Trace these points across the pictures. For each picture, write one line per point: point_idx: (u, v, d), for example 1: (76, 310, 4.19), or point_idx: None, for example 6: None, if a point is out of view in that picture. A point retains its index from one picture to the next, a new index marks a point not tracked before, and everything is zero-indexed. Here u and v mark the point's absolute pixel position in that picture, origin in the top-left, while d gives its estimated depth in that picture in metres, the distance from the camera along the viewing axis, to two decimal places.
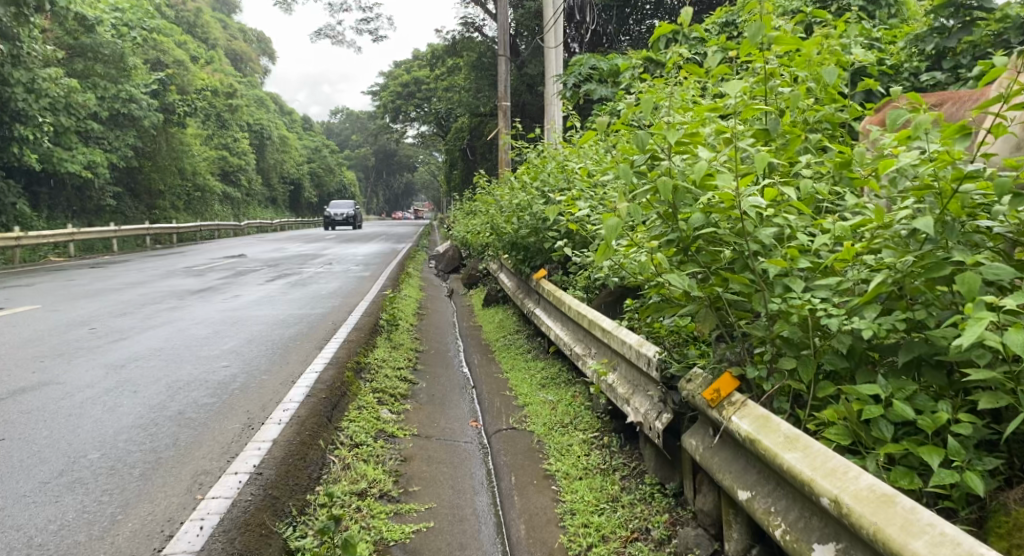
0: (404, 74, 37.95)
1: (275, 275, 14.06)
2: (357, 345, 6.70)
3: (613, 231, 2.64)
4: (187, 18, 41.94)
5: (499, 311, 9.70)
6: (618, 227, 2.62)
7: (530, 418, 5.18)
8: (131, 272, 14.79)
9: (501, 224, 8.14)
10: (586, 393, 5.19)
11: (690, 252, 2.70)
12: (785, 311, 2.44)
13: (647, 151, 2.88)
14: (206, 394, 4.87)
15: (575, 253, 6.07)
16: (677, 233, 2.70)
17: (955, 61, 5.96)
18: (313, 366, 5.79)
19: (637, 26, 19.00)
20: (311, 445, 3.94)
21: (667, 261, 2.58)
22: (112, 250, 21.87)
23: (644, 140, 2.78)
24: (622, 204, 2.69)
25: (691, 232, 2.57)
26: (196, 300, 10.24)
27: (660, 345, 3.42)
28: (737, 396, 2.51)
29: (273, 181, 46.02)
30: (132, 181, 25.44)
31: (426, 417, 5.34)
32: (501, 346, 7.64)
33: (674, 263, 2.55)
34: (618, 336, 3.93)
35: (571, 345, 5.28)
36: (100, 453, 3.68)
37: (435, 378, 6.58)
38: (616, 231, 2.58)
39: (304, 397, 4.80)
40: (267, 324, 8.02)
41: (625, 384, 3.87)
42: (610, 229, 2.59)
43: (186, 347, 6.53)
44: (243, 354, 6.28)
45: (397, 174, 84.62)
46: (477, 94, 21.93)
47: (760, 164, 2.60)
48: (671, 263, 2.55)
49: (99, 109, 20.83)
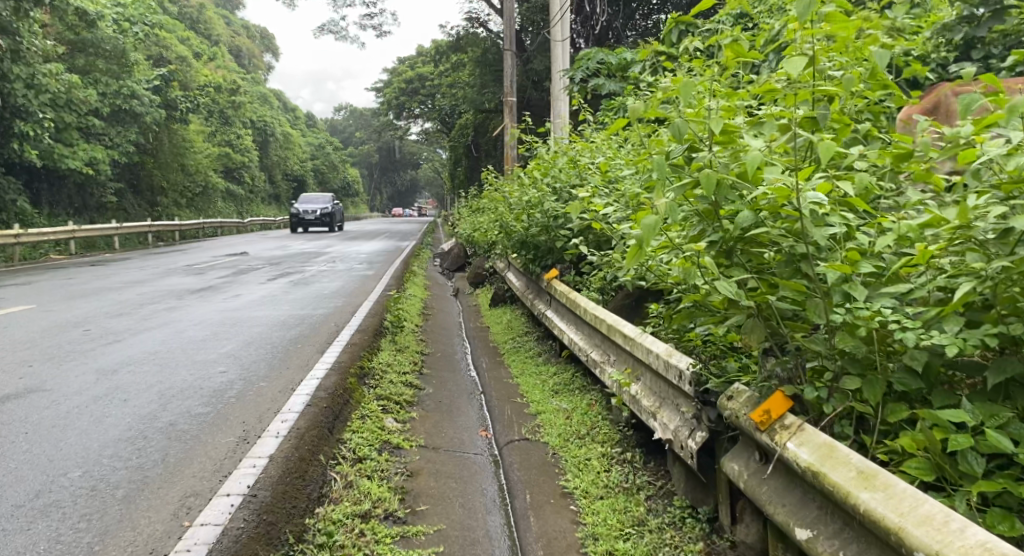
0: (407, 70, 37.59)
1: (278, 273, 13.79)
2: (361, 349, 6.42)
3: (651, 230, 2.36)
4: (190, 14, 41.67)
5: (506, 311, 9.38)
6: (657, 225, 2.34)
7: (542, 428, 4.89)
8: (133, 270, 14.52)
9: (510, 222, 7.83)
10: (604, 401, 4.89)
11: (731, 254, 2.42)
12: (850, 323, 2.20)
13: (685, 142, 2.60)
14: (199, 403, 4.58)
15: (592, 252, 5.78)
16: (718, 233, 2.42)
17: (985, 51, 5.63)
18: (314, 371, 5.50)
19: (643, 21, 18.69)
20: (310, 461, 3.66)
21: (711, 265, 2.30)
22: (114, 247, 21.62)
23: (682, 128, 2.50)
24: (659, 200, 2.41)
25: (736, 231, 2.29)
26: (195, 299, 9.93)
27: (692, 357, 3.13)
28: (790, 418, 2.22)
29: (277, 178, 45.74)
30: (134, 177, 25.15)
31: (433, 426, 5.05)
32: (510, 349, 7.34)
33: (717, 267, 2.28)
34: (642, 343, 3.65)
35: (587, 350, 5.00)
36: (82, 471, 3.40)
37: (442, 383, 6.29)
38: (655, 231, 2.31)
39: (304, 406, 4.51)
40: (267, 325, 7.72)
41: (650, 396, 3.58)
42: (648, 229, 2.31)
43: (183, 351, 6.23)
44: (241, 358, 5.99)
45: (400, 171, 84.34)
46: (482, 89, 21.62)
47: (822, 155, 2.30)
48: (716, 268, 2.27)
49: (101, 106, 20.56)
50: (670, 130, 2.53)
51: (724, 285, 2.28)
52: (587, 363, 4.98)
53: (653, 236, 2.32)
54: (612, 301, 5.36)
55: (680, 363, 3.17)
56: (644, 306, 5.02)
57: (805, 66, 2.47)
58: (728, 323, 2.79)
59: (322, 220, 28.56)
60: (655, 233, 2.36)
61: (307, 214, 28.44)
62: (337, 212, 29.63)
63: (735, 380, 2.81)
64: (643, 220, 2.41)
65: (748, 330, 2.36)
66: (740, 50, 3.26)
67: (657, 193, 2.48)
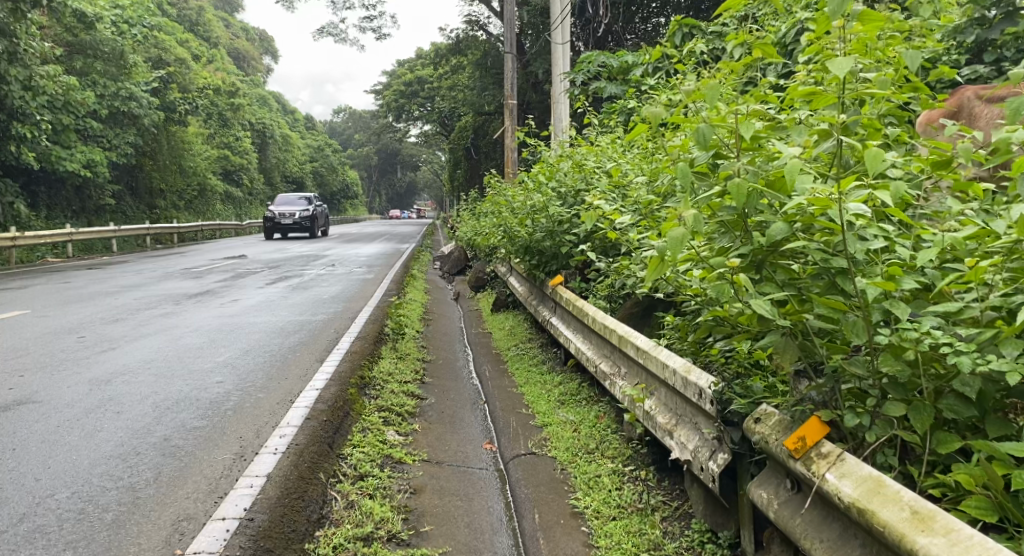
0: (406, 72, 37.47)
1: (276, 277, 13.62)
2: (362, 357, 6.25)
3: (677, 244, 2.22)
4: (189, 16, 41.54)
5: (508, 317, 9.24)
6: (684, 240, 2.21)
7: (550, 442, 4.72)
8: (130, 274, 14.34)
9: (513, 226, 7.67)
10: (613, 414, 4.74)
11: (761, 268, 2.28)
12: (896, 344, 2.08)
13: (710, 148, 2.47)
14: (195, 415, 4.41)
15: (599, 259, 5.64)
16: (747, 246, 2.28)
17: (997, 54, 5.49)
18: (314, 381, 5.33)
19: (643, 24, 18.61)
20: (311, 479, 3.51)
21: (743, 282, 2.16)
22: (112, 250, 21.43)
23: (708, 135, 2.37)
24: (685, 212, 2.27)
25: (768, 245, 2.15)
26: (191, 305, 9.75)
27: (712, 374, 2.98)
28: (827, 447, 2.09)
29: (275, 181, 45.58)
30: (132, 180, 24.98)
31: (436, 439, 4.89)
32: (513, 356, 7.18)
33: (749, 284, 2.14)
34: (658, 357, 3.49)
35: (595, 360, 4.84)
36: (70, 491, 3.25)
37: (444, 393, 6.12)
38: (681, 247, 2.17)
39: (304, 420, 4.36)
40: (266, 332, 7.56)
41: (666, 412, 3.42)
42: (673, 244, 2.17)
43: (179, 359, 6.06)
44: (239, 367, 5.83)
45: (400, 174, 84.21)
46: (482, 92, 21.50)
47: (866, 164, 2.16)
48: (747, 284, 2.13)
49: (99, 108, 20.41)
50: (695, 137, 2.40)
51: (757, 303, 2.13)
52: (595, 373, 4.82)
53: (679, 252, 2.19)
54: (621, 310, 5.21)
55: (700, 379, 3.02)
56: (654, 315, 4.87)
57: (847, 68, 2.31)
58: (755, 340, 2.64)
59: (301, 223, 25.52)
60: (680, 249, 2.22)
61: (283, 217, 25.36)
62: (318, 213, 26.53)
63: (764, 400, 2.67)
64: (668, 232, 2.27)
65: (780, 349, 2.21)
66: (764, 49, 3.11)
67: (683, 203, 2.33)
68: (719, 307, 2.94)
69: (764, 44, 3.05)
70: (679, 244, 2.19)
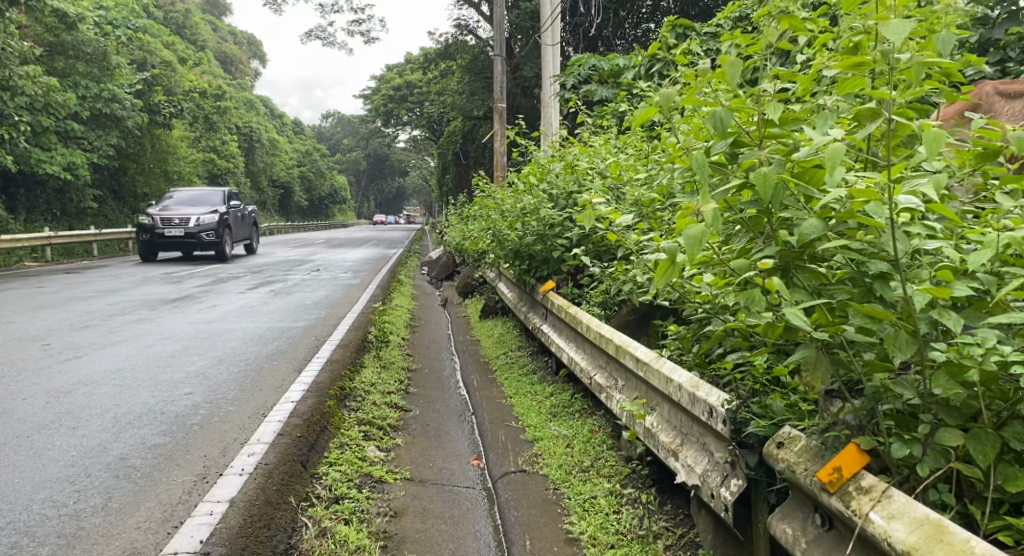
0: (396, 77, 37.18)
1: (259, 282, 13.28)
2: (343, 367, 5.94)
3: (695, 243, 1.95)
4: (176, 19, 41.00)
5: (497, 323, 8.94)
6: (704, 236, 1.94)
7: (541, 459, 4.43)
8: (108, 278, 13.93)
9: (502, 230, 7.38)
10: (609, 427, 4.45)
11: (788, 271, 2.04)
12: (952, 363, 1.84)
13: (729, 135, 2.22)
14: (157, 431, 4.07)
15: (594, 264, 5.35)
16: (773, 246, 2.04)
17: (1002, 55, 5.26)
18: (289, 393, 5.00)
19: (633, 29, 18.41)
20: (280, 503, 3.20)
21: (774, 285, 1.91)
22: (92, 254, 21.00)
23: (726, 122, 2.12)
24: (704, 206, 2.02)
25: (799, 244, 1.90)
26: (168, 311, 9.37)
27: (724, 390, 2.69)
28: (866, 480, 1.85)
29: (262, 185, 45.18)
30: (115, 183, 24.53)
31: (420, 455, 4.58)
32: (502, 365, 6.88)
33: (779, 288, 1.88)
34: (660, 369, 3.21)
35: (589, 371, 4.55)
36: (5, 520, 2.93)
37: (430, 404, 5.80)
38: (701, 246, 1.91)
39: (276, 436, 4.04)
40: (242, 340, 7.21)
41: (670, 430, 3.14)
42: (692, 244, 1.91)
43: (147, 369, 5.71)
44: (210, 377, 5.49)
45: (388, 180, 83.87)
46: (471, 96, 21.22)
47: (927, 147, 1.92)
48: (778, 287, 1.87)
49: (80, 109, 19.97)
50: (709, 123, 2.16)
51: (791, 311, 1.87)
52: (589, 385, 4.53)
53: (698, 252, 1.93)
54: (617, 316, 4.93)
55: (709, 393, 2.73)
56: (651, 323, 4.61)
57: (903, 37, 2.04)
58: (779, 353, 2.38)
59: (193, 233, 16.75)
60: (700, 247, 1.95)
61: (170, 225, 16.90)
62: (238, 217, 18.78)
63: (787, 420, 2.39)
64: (684, 228, 2.01)
65: (812, 363, 1.94)
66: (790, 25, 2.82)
67: (700, 195, 2.07)
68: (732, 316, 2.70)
69: (789, 19, 2.77)
70: (698, 242, 1.93)
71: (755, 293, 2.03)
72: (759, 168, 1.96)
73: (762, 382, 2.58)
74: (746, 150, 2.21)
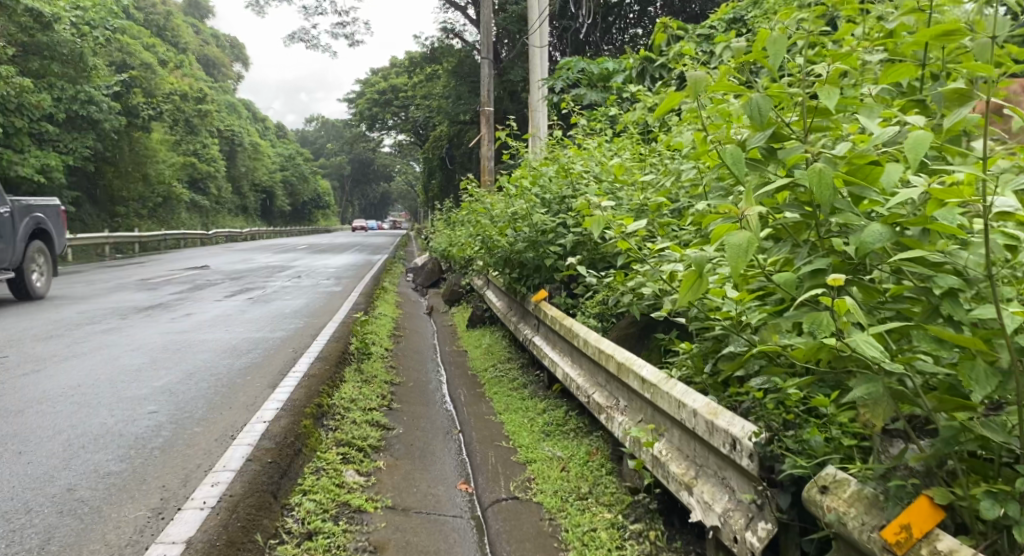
0: (381, 81, 36.82)
1: (237, 289, 12.85)
2: (321, 382, 5.59)
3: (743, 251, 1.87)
4: (157, 21, 40.35)
5: (485, 332, 8.62)
6: (753, 243, 1.85)
7: (536, 484, 4.10)
8: (80, 285, 13.47)
9: (491, 236, 7.07)
10: (608, 450, 4.14)
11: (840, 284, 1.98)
12: None
13: (767, 129, 2.17)
14: (114, 456, 3.72)
15: (592, 273, 5.03)
16: (825, 258, 2.02)
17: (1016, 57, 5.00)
18: (261, 413, 4.62)
19: (620, 34, 18.19)
20: (243, 543, 2.87)
21: (847, 305, 1.80)
22: (67, 259, 20.47)
23: (765, 111, 2.05)
24: (750, 210, 1.97)
25: (861, 253, 1.84)
26: (141, 320, 8.98)
27: (749, 419, 2.37)
28: (942, 542, 1.70)
29: (244, 189, 44.60)
30: (92, 186, 23.94)
31: (403, 479, 4.24)
32: (490, 378, 6.54)
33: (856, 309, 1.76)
34: (670, 391, 2.90)
35: (586, 389, 4.22)
36: None
37: (414, 421, 5.45)
38: (753, 254, 1.82)
39: (245, 463, 3.68)
40: (215, 352, 6.83)
41: (681, 460, 2.82)
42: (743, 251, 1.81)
43: (111, 383, 5.35)
44: (178, 393, 5.12)
45: (373, 185, 83.40)
46: (457, 101, 20.87)
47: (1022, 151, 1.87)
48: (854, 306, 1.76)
49: (55, 111, 19.40)
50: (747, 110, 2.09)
51: (862, 339, 1.77)
52: (586, 404, 4.21)
53: (746, 261, 1.84)
54: (615, 330, 4.62)
55: (729, 419, 2.43)
56: (653, 336, 4.32)
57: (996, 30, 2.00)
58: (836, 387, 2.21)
59: None
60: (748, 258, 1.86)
61: None
62: None
63: (829, 460, 2.06)
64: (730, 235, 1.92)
65: (881, 399, 1.83)
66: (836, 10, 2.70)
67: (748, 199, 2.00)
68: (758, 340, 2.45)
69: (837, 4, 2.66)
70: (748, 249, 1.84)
71: (821, 317, 1.91)
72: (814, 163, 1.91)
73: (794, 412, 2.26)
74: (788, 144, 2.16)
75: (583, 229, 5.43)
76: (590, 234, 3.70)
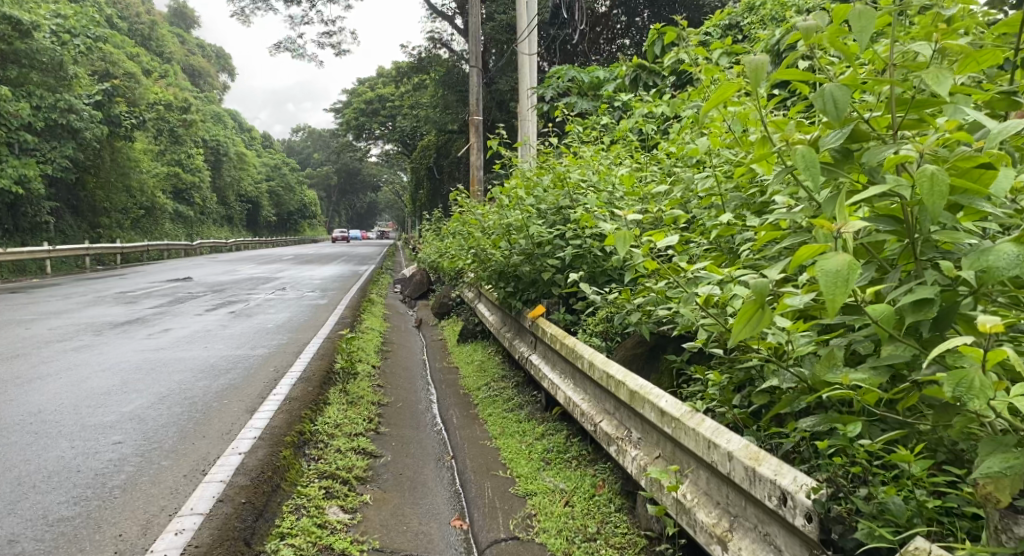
0: (368, 91, 36.45)
1: (218, 303, 12.40)
2: (302, 406, 5.19)
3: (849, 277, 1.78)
4: (140, 31, 39.80)
5: (477, 348, 8.25)
6: (853, 267, 1.78)
7: (537, 522, 3.72)
8: (55, 299, 12.97)
9: (483, 247, 6.72)
10: (616, 483, 3.78)
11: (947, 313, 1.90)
12: None
13: (843, 128, 2.11)
14: (66, 498, 3.37)
15: (595, 289, 4.70)
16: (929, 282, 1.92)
17: None
18: (236, 444, 4.22)
19: (608, 45, 17.96)
20: None
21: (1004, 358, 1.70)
22: (46, 272, 19.93)
23: (841, 107, 2.01)
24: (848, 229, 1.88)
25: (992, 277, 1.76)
26: (115, 336, 8.54)
27: (808, 475, 2.03)
28: None
29: (229, 199, 43.97)
30: (72, 197, 23.42)
31: (391, 516, 3.86)
32: (484, 398, 6.18)
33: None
34: (697, 427, 2.55)
35: (591, 417, 3.86)
36: None
37: (403, 447, 5.07)
38: (854, 279, 1.76)
39: (215, 505, 3.31)
40: (190, 372, 6.41)
41: (710, 507, 2.46)
42: (843, 282, 1.74)
43: (74, 409, 4.94)
44: (147, 420, 4.73)
45: (360, 195, 82.86)
46: (444, 110, 20.51)
47: None
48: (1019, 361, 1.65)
49: (34, 120, 18.90)
50: (817, 102, 2.06)
51: None
52: (591, 432, 3.86)
53: (845, 291, 1.76)
54: (619, 350, 4.30)
55: (776, 466, 2.13)
56: (661, 357, 4.01)
57: None
58: (909, 434, 2.01)
59: None
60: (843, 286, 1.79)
61: None
62: None
63: (917, 532, 1.79)
64: (822, 257, 1.82)
65: (1018, 471, 1.67)
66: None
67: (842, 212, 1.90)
68: (819, 386, 2.15)
69: None
70: (848, 275, 1.77)
71: (969, 377, 1.73)
72: (923, 167, 1.86)
73: (864, 464, 2.00)
74: (869, 142, 2.12)
75: (582, 241, 5.10)
76: (620, 251, 3.09)
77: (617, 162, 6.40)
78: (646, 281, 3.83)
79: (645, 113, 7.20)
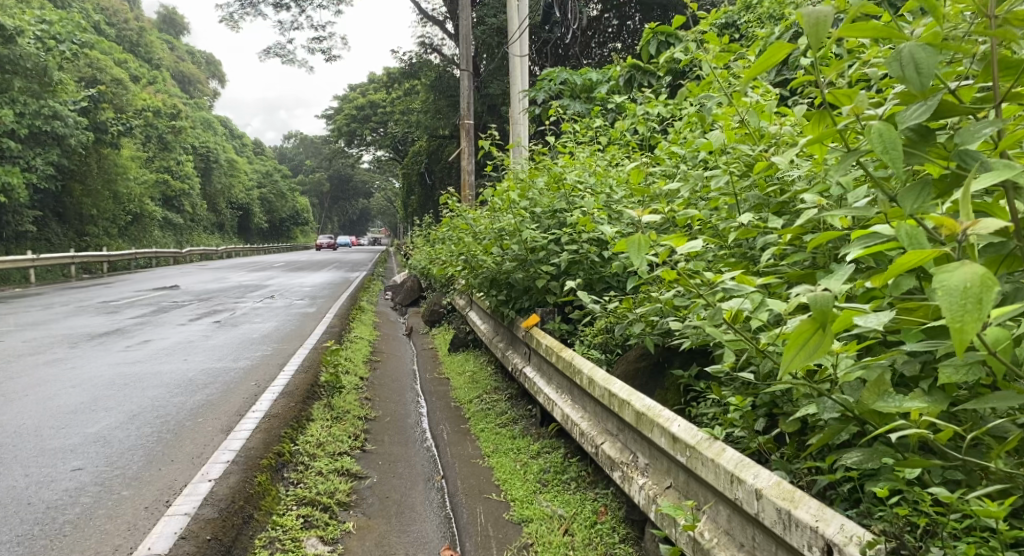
0: (359, 97, 36.14)
1: (203, 312, 12.04)
2: (283, 424, 4.87)
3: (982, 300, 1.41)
4: (129, 37, 39.41)
5: (468, 357, 7.94)
6: (986, 282, 1.40)
7: (534, 553, 3.40)
8: (34, 309, 12.58)
9: (473, 253, 6.40)
10: (620, 511, 3.47)
11: None
12: None
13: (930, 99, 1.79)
14: (10, 540, 3.11)
15: (594, 299, 4.42)
16: None
17: None
18: (207, 469, 3.90)
19: (599, 49, 17.67)
20: None
21: None
22: (31, 281, 19.54)
23: (928, 78, 1.71)
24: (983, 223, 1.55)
25: None
26: (91, 349, 8.21)
27: (861, 525, 1.74)
28: None
29: (220, 207, 43.56)
30: (59, 206, 23.00)
31: (374, 547, 3.53)
32: (476, 412, 5.86)
33: None
34: (718, 458, 2.23)
35: (591, 437, 3.53)
36: None
37: (390, 467, 4.75)
38: (989, 300, 1.38)
39: (175, 546, 3.03)
40: (165, 387, 6.10)
41: (735, 550, 2.13)
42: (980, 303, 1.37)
43: (35, 431, 4.60)
44: (113, 441, 4.43)
45: (352, 201, 82.46)
46: (435, 115, 20.20)
47: None
48: None
49: (17, 127, 18.50)
50: (894, 67, 1.77)
51: None
52: (592, 453, 3.53)
53: (976, 317, 1.40)
54: (620, 364, 3.98)
55: (816, 509, 1.83)
56: (665, 373, 3.73)
57: None
58: (975, 479, 1.73)
59: None
60: (970, 308, 1.42)
61: None
62: None
63: None
64: (940, 274, 1.46)
65: None
66: None
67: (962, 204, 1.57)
68: (871, 420, 1.88)
69: None
70: (981, 296, 1.39)
71: None
72: None
73: (929, 513, 1.71)
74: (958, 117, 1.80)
75: (579, 247, 4.83)
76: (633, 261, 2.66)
77: (613, 164, 6.13)
78: (652, 289, 3.55)
79: (642, 113, 6.88)
